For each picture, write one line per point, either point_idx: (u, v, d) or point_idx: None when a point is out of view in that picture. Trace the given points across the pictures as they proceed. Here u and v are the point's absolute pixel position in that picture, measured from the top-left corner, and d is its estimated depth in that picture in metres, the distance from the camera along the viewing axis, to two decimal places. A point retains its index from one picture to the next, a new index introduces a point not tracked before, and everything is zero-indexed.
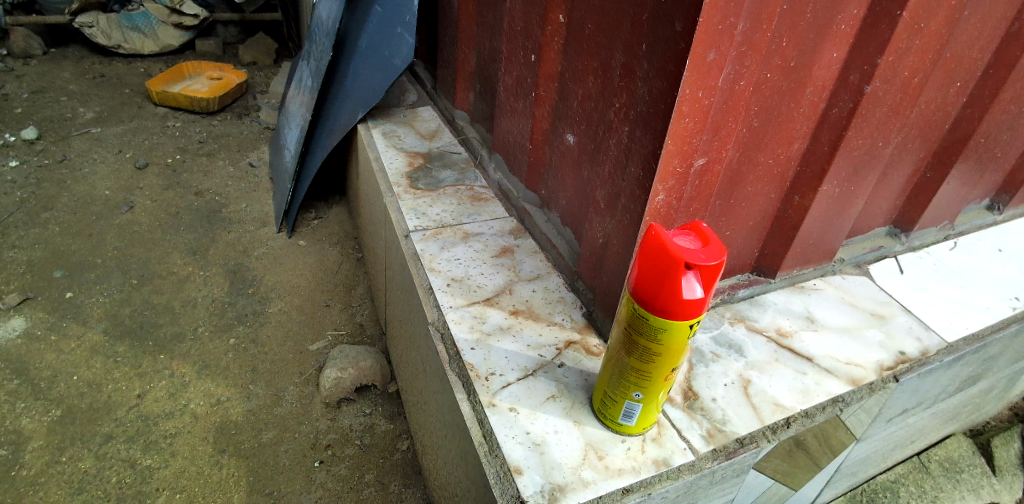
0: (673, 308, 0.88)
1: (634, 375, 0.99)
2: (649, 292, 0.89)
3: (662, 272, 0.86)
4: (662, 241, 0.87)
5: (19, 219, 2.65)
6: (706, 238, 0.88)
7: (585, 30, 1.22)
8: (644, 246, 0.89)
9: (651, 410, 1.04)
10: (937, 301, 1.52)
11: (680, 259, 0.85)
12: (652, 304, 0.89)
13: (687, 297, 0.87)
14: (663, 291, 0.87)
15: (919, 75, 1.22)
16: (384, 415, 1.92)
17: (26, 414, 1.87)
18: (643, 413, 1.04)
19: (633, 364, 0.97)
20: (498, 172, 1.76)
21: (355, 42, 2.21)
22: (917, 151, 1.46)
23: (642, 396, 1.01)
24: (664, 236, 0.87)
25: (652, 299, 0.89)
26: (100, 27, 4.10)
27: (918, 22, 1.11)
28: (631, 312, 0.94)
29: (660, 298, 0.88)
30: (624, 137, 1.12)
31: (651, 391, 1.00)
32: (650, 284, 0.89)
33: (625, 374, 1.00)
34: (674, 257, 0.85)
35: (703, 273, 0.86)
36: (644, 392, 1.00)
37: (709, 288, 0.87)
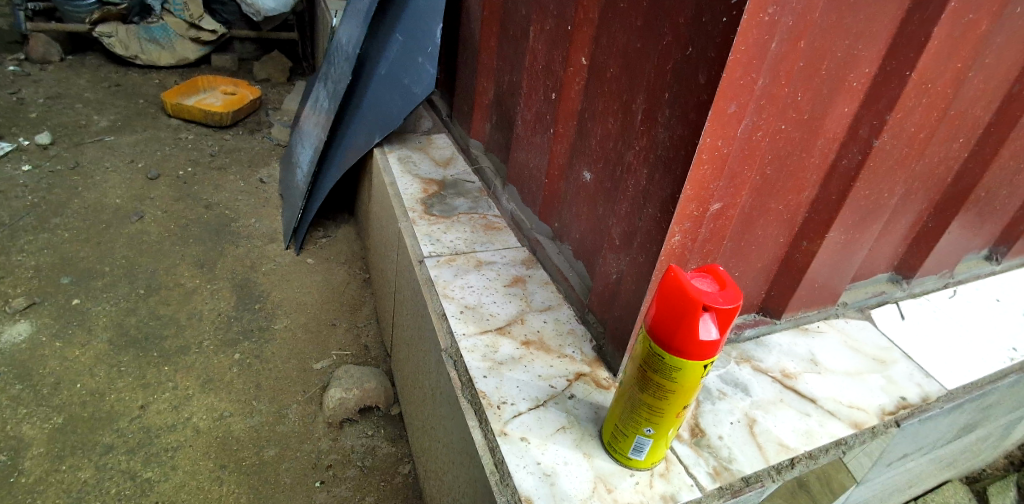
0: (688, 348, 0.91)
1: (647, 412, 1.01)
2: (665, 331, 0.92)
3: (679, 313, 0.90)
4: (679, 283, 0.90)
5: (29, 223, 2.68)
6: (723, 281, 0.92)
7: (607, 74, 1.26)
8: (663, 287, 0.93)
9: (660, 446, 1.07)
10: (938, 348, 1.55)
11: (698, 302, 0.88)
12: (668, 343, 0.92)
13: (702, 338, 0.90)
14: (680, 331, 0.90)
15: (925, 131, 1.27)
16: (386, 437, 1.93)
17: (28, 420, 1.87)
18: (652, 448, 1.06)
19: (646, 400, 1.00)
20: (511, 202, 1.80)
21: (374, 68, 2.27)
22: (921, 202, 1.50)
23: (653, 432, 1.03)
24: (683, 279, 0.91)
25: (668, 338, 0.92)
26: (119, 38, 4.17)
27: (926, 81, 1.16)
28: (647, 350, 0.97)
29: (677, 338, 0.91)
30: (642, 179, 1.15)
31: (661, 428, 1.03)
32: (667, 324, 0.92)
33: (637, 410, 1.02)
34: (692, 300, 0.88)
35: (720, 315, 0.89)
36: (655, 428, 1.03)
37: (724, 330, 0.91)
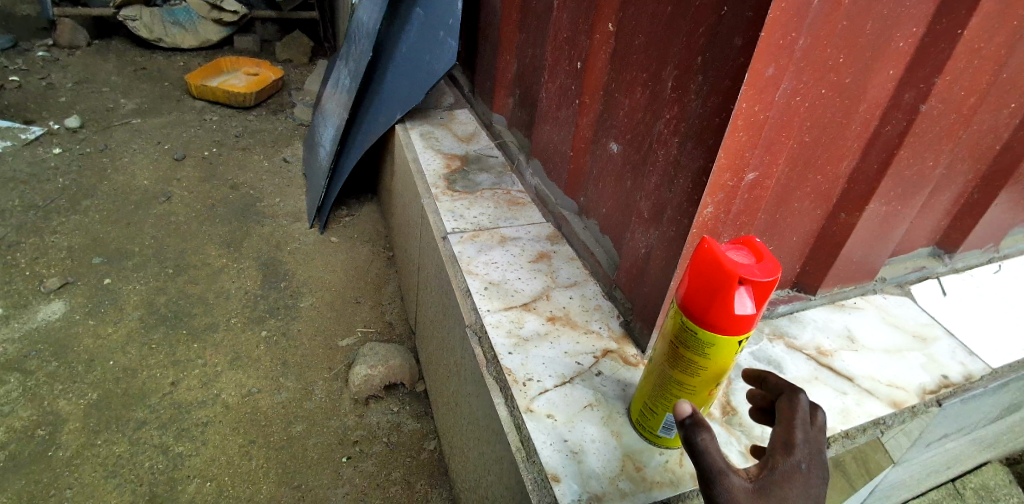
0: (722, 323, 0.87)
1: (677, 389, 0.98)
2: (698, 306, 0.89)
3: (712, 287, 0.86)
4: (712, 256, 0.86)
5: (61, 205, 2.72)
6: (760, 253, 0.88)
7: (636, 41, 1.22)
8: (696, 259, 0.89)
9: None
10: (982, 324, 1.48)
11: (733, 275, 0.84)
12: (701, 318, 0.89)
13: (737, 313, 0.86)
14: (714, 305, 0.87)
15: (973, 97, 1.20)
16: (411, 414, 1.93)
17: (64, 396, 1.91)
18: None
19: (677, 376, 0.97)
20: (535, 177, 1.76)
21: (394, 44, 2.23)
22: (966, 174, 1.43)
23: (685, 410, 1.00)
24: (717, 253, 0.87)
25: (701, 312, 0.89)
26: (144, 22, 4.21)
27: (977, 43, 1.09)
28: (678, 325, 0.94)
29: (710, 312, 0.87)
30: (673, 149, 1.11)
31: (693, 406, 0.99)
32: (699, 297, 0.88)
33: (668, 387, 0.99)
34: (727, 272, 0.84)
35: (756, 289, 0.85)
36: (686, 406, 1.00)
37: (761, 304, 0.87)
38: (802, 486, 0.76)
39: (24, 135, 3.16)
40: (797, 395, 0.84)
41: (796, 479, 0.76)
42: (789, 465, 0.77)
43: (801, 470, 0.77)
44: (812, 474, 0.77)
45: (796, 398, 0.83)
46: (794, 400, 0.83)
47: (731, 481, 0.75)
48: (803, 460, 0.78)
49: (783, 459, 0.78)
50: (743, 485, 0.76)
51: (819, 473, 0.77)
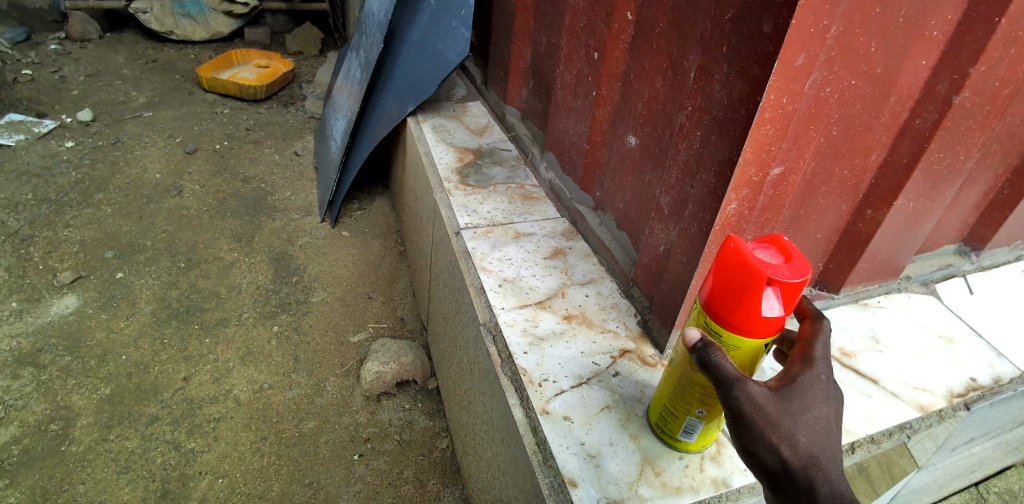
0: (748, 324, 0.84)
1: (698, 393, 0.95)
2: (723, 306, 0.86)
3: (738, 288, 0.83)
4: (738, 256, 0.83)
5: (73, 199, 2.72)
6: (789, 253, 0.84)
7: (657, 29, 1.18)
8: (722, 258, 0.85)
9: (712, 429, 1.00)
10: (1011, 325, 1.44)
11: (762, 276, 0.80)
12: (726, 319, 0.86)
13: (764, 315, 0.83)
14: (740, 306, 0.83)
15: (1009, 87, 1.15)
16: (423, 412, 1.91)
17: (76, 391, 1.91)
18: (704, 430, 1.00)
19: (699, 380, 0.93)
20: (549, 171, 1.73)
21: (406, 34, 2.20)
22: (997, 167, 1.37)
23: (706, 414, 0.97)
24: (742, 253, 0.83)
25: (726, 313, 0.86)
26: (154, 14, 4.21)
27: (1015, 30, 1.04)
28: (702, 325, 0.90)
29: (736, 313, 0.84)
30: (695, 143, 1.07)
31: (715, 409, 0.96)
32: (724, 297, 0.85)
33: (689, 390, 0.96)
34: (755, 273, 0.81)
35: (785, 290, 0.81)
36: (708, 410, 0.96)
37: (789, 305, 0.84)
38: (821, 395, 0.82)
39: (37, 128, 3.16)
40: (820, 319, 0.89)
41: (816, 389, 0.82)
42: (810, 377, 0.83)
43: (821, 382, 0.83)
44: (831, 386, 0.83)
45: (819, 323, 0.89)
46: (817, 325, 0.89)
47: (754, 386, 0.80)
48: (824, 370, 0.84)
49: (806, 372, 0.83)
50: (763, 392, 0.81)
51: (835, 388, 0.84)
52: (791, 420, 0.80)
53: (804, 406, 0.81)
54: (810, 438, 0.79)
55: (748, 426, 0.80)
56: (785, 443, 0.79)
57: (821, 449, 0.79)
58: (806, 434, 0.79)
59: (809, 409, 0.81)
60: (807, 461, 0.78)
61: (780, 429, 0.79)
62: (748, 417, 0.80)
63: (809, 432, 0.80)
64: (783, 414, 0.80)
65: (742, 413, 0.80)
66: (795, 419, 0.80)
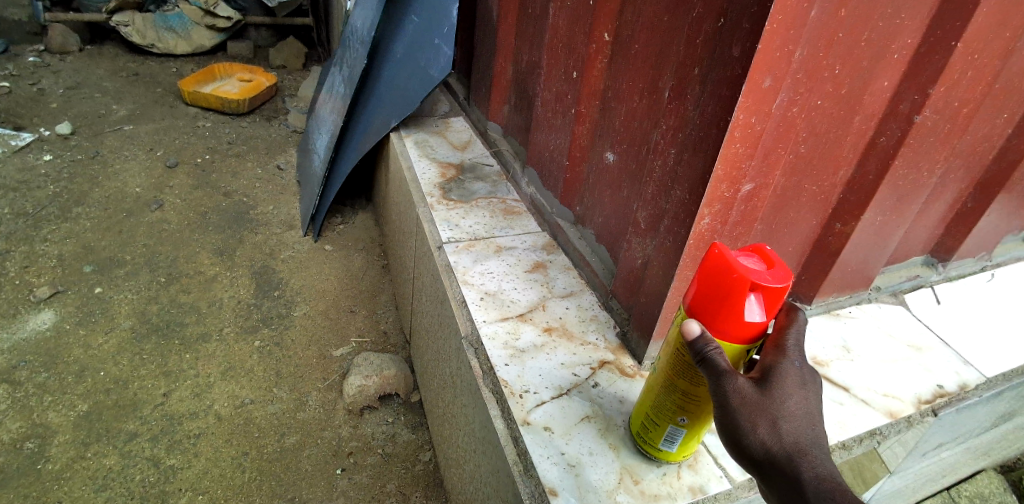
0: (732, 327, 0.87)
1: (681, 401, 0.95)
2: (707, 311, 0.88)
3: (721, 294, 0.86)
4: (721, 264, 0.86)
5: (51, 213, 2.70)
6: (770, 260, 0.87)
7: (634, 49, 1.21)
8: (706, 265, 0.88)
9: (693, 439, 1.01)
10: (976, 333, 1.49)
11: (746, 283, 0.83)
12: (709, 323, 0.88)
13: (747, 319, 0.86)
14: (724, 310, 0.86)
15: (968, 106, 1.21)
16: (406, 425, 1.92)
17: (53, 408, 1.89)
18: (686, 439, 1.01)
19: (681, 387, 0.94)
20: (531, 186, 1.76)
21: (389, 50, 2.23)
22: (960, 181, 1.43)
23: (688, 422, 0.98)
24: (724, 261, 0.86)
25: (709, 317, 0.88)
26: (136, 27, 4.21)
27: (972, 53, 1.10)
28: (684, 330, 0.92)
29: (720, 317, 0.87)
30: (670, 159, 1.11)
31: (697, 418, 0.97)
32: (706, 303, 0.88)
33: (671, 398, 0.97)
34: (739, 281, 0.84)
35: (767, 295, 0.85)
36: (690, 418, 0.97)
37: (770, 310, 0.87)
38: (797, 382, 0.85)
39: (14, 141, 3.13)
40: (795, 307, 0.90)
41: (791, 376, 0.85)
42: (786, 364, 0.85)
43: (795, 368, 0.85)
44: (803, 372, 0.86)
45: (794, 312, 0.89)
46: (792, 315, 0.90)
47: (741, 379, 0.83)
48: (797, 357, 0.86)
49: (781, 359, 0.86)
50: (749, 384, 0.83)
51: (809, 372, 0.86)
52: (774, 407, 0.82)
53: (786, 394, 0.83)
54: (794, 424, 0.82)
55: (736, 418, 0.82)
56: (770, 432, 0.81)
57: (806, 435, 0.82)
58: (788, 421, 0.82)
59: (789, 396, 0.83)
60: (792, 448, 0.80)
61: (766, 419, 0.81)
62: (734, 409, 0.82)
63: (792, 419, 0.82)
64: (767, 403, 0.82)
65: (730, 405, 0.82)
66: (778, 408, 0.82)
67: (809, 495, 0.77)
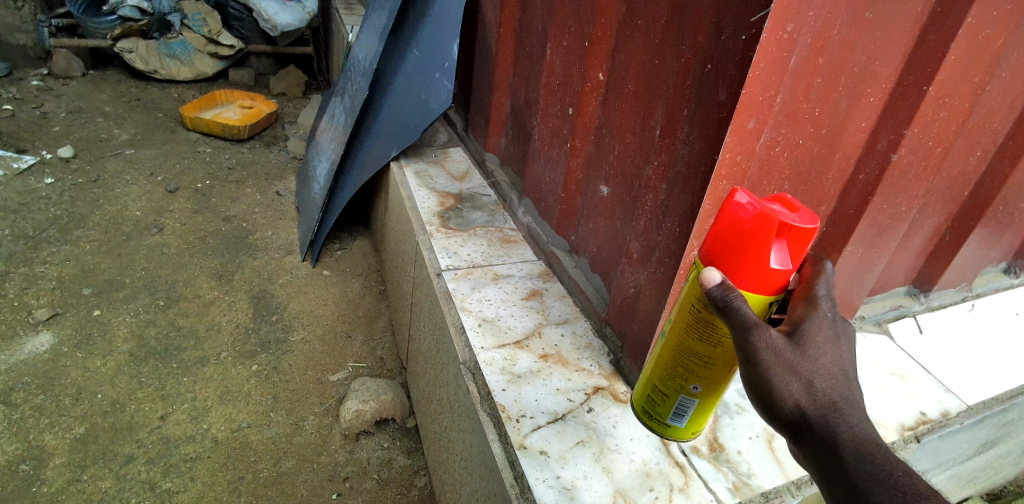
0: (758, 271, 0.85)
1: (695, 369, 0.98)
2: (731, 255, 0.86)
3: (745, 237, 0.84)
4: (745, 205, 0.85)
5: (51, 235, 2.73)
6: (795, 206, 0.87)
7: (626, 88, 1.28)
8: (732, 208, 0.86)
9: (705, 407, 1.04)
10: (957, 362, 1.54)
11: (774, 222, 0.82)
12: (734, 266, 0.86)
13: (774, 262, 0.85)
14: (751, 252, 0.84)
15: (942, 145, 1.27)
16: (401, 450, 1.93)
17: (50, 430, 1.90)
18: (697, 409, 1.04)
19: (694, 355, 0.97)
20: (527, 216, 1.81)
21: (390, 82, 2.30)
22: (938, 215, 1.49)
23: (700, 391, 1.01)
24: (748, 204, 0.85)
25: (733, 261, 0.86)
26: (140, 53, 4.28)
27: (944, 96, 1.16)
28: (696, 298, 0.94)
29: (745, 260, 0.85)
30: (661, 194, 1.17)
31: (710, 387, 1.00)
32: (729, 249, 0.86)
33: (685, 366, 0.99)
34: (767, 219, 0.82)
35: (794, 237, 0.84)
36: (703, 386, 1.00)
37: (793, 257, 0.86)
38: (830, 337, 0.84)
39: (16, 164, 3.17)
40: (821, 260, 0.90)
41: (824, 328, 0.84)
42: (819, 316, 0.84)
43: (827, 320, 0.85)
44: (835, 324, 0.85)
45: (821, 263, 0.90)
46: (819, 265, 0.90)
47: (773, 332, 0.81)
48: (829, 309, 0.85)
49: (813, 312, 0.85)
50: (781, 337, 0.82)
51: (839, 323, 0.86)
52: (808, 363, 0.82)
53: (819, 349, 0.83)
54: (827, 382, 0.82)
55: (768, 376, 0.81)
56: (804, 391, 0.81)
57: (839, 393, 0.82)
58: (822, 379, 0.82)
59: (822, 351, 0.83)
60: (827, 407, 0.81)
61: (800, 379, 0.81)
62: (768, 365, 0.81)
63: (825, 376, 0.82)
64: (799, 359, 0.82)
65: (765, 360, 0.81)
66: (812, 364, 0.82)
67: (846, 457, 0.78)
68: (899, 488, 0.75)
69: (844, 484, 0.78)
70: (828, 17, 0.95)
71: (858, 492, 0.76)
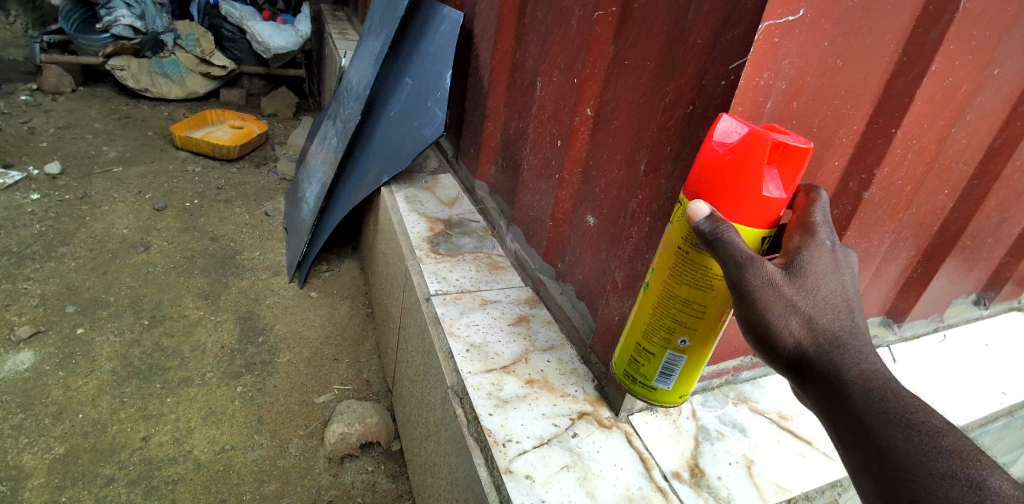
0: (753, 192, 0.90)
1: (683, 320, 1.04)
2: (725, 179, 0.91)
3: (739, 165, 0.90)
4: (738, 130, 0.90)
5: (36, 252, 2.71)
6: (781, 131, 0.93)
7: (613, 125, 1.33)
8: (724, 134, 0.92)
9: (694, 363, 1.08)
10: (929, 390, 1.59)
11: (768, 143, 0.88)
12: (730, 189, 0.91)
13: (767, 183, 0.90)
14: (745, 173, 0.89)
15: (911, 184, 1.34)
16: (386, 474, 1.94)
17: (29, 450, 1.88)
18: (687, 365, 1.08)
19: (678, 305, 1.03)
20: (515, 243, 1.85)
21: (384, 108, 2.35)
22: (910, 249, 1.55)
23: (689, 343, 1.05)
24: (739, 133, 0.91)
25: (728, 185, 0.91)
26: (131, 71, 4.29)
27: (912, 139, 1.23)
28: (676, 247, 1.01)
29: (739, 182, 0.90)
30: (645, 227, 1.21)
31: (698, 339, 1.05)
32: (722, 176, 0.91)
33: (674, 317, 1.04)
34: (760, 140, 0.88)
35: (783, 157, 0.90)
36: (691, 338, 1.05)
37: (784, 180, 0.92)
38: (829, 267, 0.90)
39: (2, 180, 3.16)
40: (814, 191, 0.97)
41: (824, 259, 0.90)
42: (816, 244, 0.91)
43: (825, 248, 0.91)
44: (834, 253, 0.91)
45: (813, 193, 0.96)
46: (812, 195, 0.97)
47: (770, 266, 0.87)
48: (826, 237, 0.91)
49: (810, 239, 0.91)
50: (778, 271, 0.88)
51: (838, 252, 0.92)
52: (808, 299, 0.88)
53: (818, 282, 0.89)
54: (827, 315, 0.89)
55: (767, 312, 0.88)
56: (805, 328, 0.88)
57: (839, 325, 0.89)
58: (822, 313, 0.88)
59: (820, 282, 0.89)
60: (828, 344, 0.88)
61: (800, 316, 0.88)
62: (766, 301, 0.87)
63: (823, 307, 0.89)
64: (798, 292, 0.88)
65: (764, 295, 0.87)
66: (811, 299, 0.88)
67: (854, 395, 0.85)
68: (909, 424, 0.81)
69: (852, 420, 0.85)
70: (803, 65, 1.01)
71: (868, 430, 0.83)
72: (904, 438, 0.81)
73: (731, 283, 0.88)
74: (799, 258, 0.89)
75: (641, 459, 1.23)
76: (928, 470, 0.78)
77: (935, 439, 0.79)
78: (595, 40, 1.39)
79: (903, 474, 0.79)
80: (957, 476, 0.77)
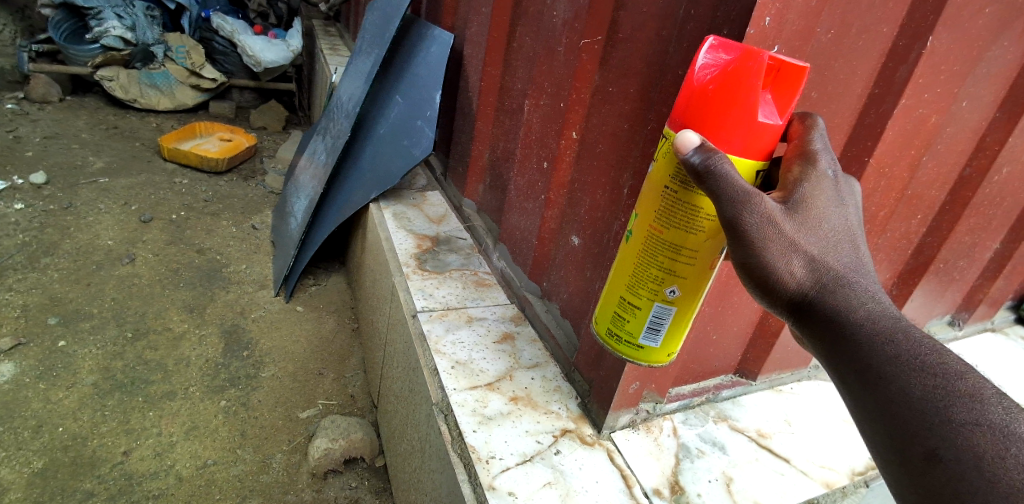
0: (750, 115, 0.85)
1: (671, 267, 0.96)
2: (719, 104, 0.86)
3: (733, 88, 0.85)
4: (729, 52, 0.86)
5: (18, 262, 2.69)
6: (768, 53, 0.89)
7: (598, 149, 1.37)
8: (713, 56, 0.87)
9: (683, 316, 1.01)
10: None
11: (763, 62, 0.83)
12: (724, 113, 0.86)
13: (762, 105, 0.86)
14: (740, 93, 0.85)
15: (885, 210, 1.39)
16: (369, 490, 1.93)
17: (7, 464, 1.86)
18: (675, 320, 1.01)
19: (665, 252, 0.96)
20: (501, 261, 1.88)
21: (373, 127, 2.39)
22: (886, 271, 1.60)
23: (678, 294, 0.98)
24: (723, 59, 0.86)
25: (722, 110, 0.86)
26: (120, 81, 4.29)
27: (885, 167, 1.27)
28: (661, 189, 0.95)
29: (734, 105, 0.85)
30: None
31: (687, 290, 0.98)
32: (715, 103, 0.86)
33: (660, 264, 0.97)
34: (755, 59, 0.83)
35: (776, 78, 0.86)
36: (681, 288, 0.98)
37: (778, 103, 0.88)
38: (831, 199, 0.87)
39: None
40: (809, 118, 0.94)
41: (826, 187, 0.87)
42: (817, 174, 0.87)
43: (828, 177, 0.88)
44: (836, 181, 0.88)
45: (809, 120, 0.94)
46: (807, 123, 0.94)
47: (770, 203, 0.83)
48: (826, 166, 0.89)
49: (811, 168, 0.88)
50: (778, 207, 0.84)
51: (840, 180, 0.89)
52: (809, 236, 0.85)
53: (820, 217, 0.86)
54: (828, 252, 0.86)
55: (767, 255, 0.84)
56: (807, 269, 0.85)
57: (842, 264, 0.86)
58: (824, 251, 0.85)
59: (821, 215, 0.86)
60: (830, 284, 0.85)
61: (803, 256, 0.85)
62: (767, 242, 0.83)
63: (825, 245, 0.86)
64: (799, 230, 0.84)
65: (764, 234, 0.83)
66: (812, 234, 0.85)
67: (862, 340, 0.82)
68: (924, 369, 0.78)
69: (862, 367, 0.82)
70: None
71: (879, 376, 0.80)
72: (920, 384, 0.78)
73: (725, 223, 0.83)
74: (798, 191, 0.86)
75: (623, 477, 1.25)
76: (948, 417, 0.75)
77: (952, 383, 0.76)
78: (581, 66, 1.42)
79: (921, 423, 0.76)
80: (978, 423, 0.74)
